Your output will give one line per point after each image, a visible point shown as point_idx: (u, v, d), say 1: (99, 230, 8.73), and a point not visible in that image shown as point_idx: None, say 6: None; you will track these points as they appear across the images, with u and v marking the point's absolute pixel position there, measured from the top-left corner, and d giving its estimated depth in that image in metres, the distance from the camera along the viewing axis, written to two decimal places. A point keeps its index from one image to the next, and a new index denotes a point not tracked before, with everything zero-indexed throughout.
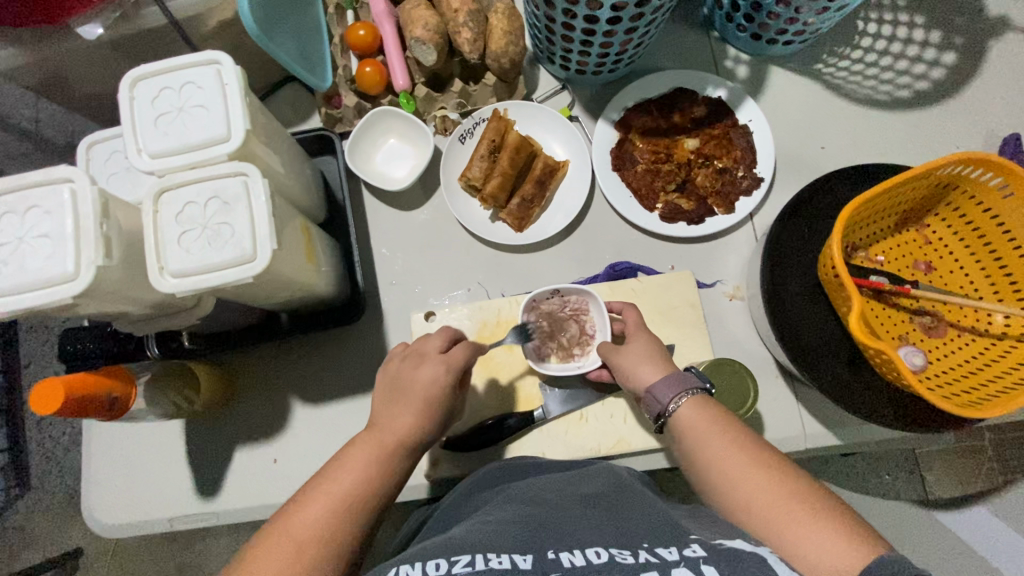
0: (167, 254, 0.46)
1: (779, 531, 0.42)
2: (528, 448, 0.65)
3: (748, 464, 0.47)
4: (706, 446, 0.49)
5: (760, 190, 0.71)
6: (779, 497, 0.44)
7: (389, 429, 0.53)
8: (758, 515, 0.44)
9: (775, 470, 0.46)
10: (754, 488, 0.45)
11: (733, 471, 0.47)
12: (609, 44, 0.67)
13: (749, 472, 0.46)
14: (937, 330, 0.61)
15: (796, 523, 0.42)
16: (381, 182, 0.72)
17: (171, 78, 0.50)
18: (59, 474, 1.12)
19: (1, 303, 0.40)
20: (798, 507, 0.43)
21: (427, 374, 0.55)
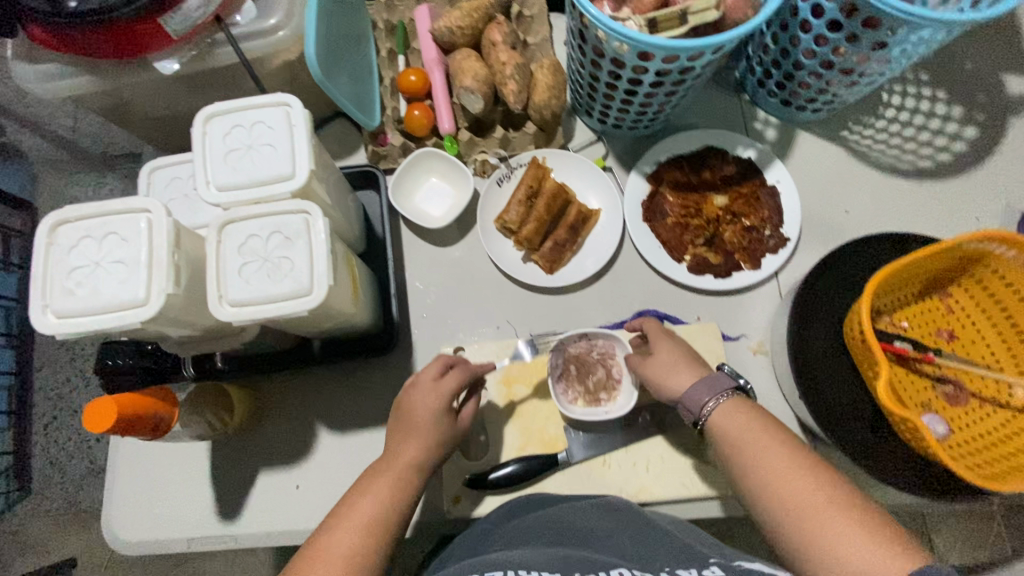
0: (228, 284, 0.48)
1: (807, 536, 0.45)
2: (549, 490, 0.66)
3: (779, 465, 0.48)
4: (737, 446, 0.51)
5: (786, 249, 0.73)
6: (807, 496, 0.46)
7: (409, 449, 0.56)
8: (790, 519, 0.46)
9: (809, 472, 0.47)
10: (785, 490, 0.47)
11: (766, 472, 0.49)
12: (648, 104, 0.70)
13: (779, 471, 0.48)
14: (960, 398, 0.62)
15: (827, 527, 0.44)
16: (420, 219, 0.75)
17: (242, 117, 0.53)
18: (59, 482, 1.09)
19: (74, 324, 0.42)
20: (825, 504, 0.45)
21: (428, 408, 0.57)
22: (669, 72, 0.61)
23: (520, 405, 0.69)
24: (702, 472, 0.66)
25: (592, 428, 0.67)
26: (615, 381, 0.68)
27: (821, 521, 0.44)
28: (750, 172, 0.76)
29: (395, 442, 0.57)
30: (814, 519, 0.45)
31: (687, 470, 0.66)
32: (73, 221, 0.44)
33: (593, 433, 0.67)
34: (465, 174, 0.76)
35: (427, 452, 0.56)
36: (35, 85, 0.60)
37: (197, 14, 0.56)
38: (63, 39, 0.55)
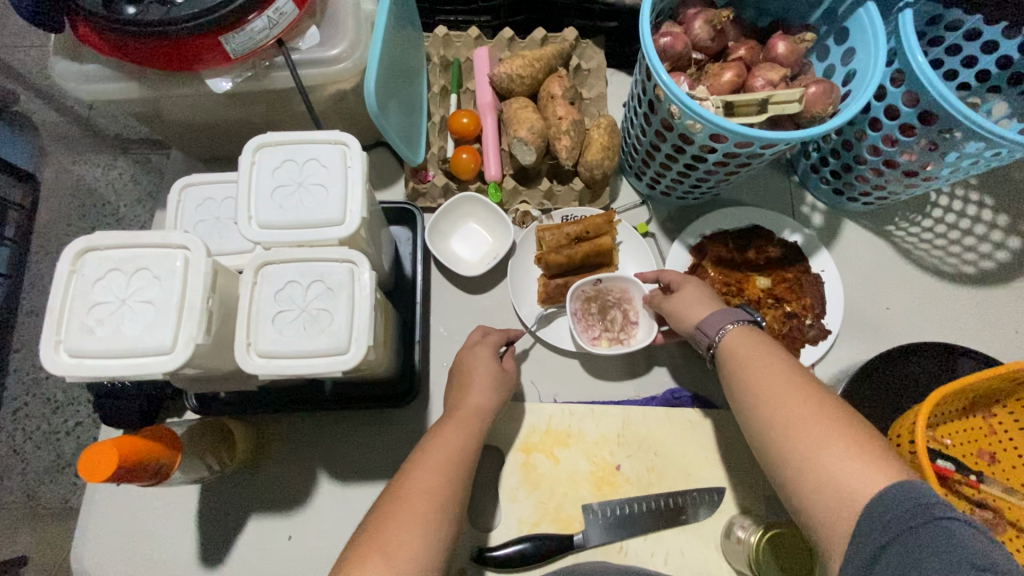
0: (258, 332, 0.44)
1: (799, 452, 0.44)
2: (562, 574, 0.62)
3: (775, 380, 0.48)
4: (744, 366, 0.50)
5: (826, 342, 0.71)
6: (796, 405, 0.46)
7: (473, 398, 0.58)
8: (782, 435, 0.45)
9: (803, 388, 0.47)
10: (781, 407, 0.46)
11: (763, 383, 0.48)
12: (702, 179, 0.68)
13: (777, 383, 0.47)
14: (997, 526, 0.59)
15: (817, 445, 0.43)
16: (450, 261, 0.72)
17: (295, 151, 0.50)
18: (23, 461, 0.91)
19: (89, 367, 0.38)
20: (812, 416, 0.44)
21: (477, 400, 0.58)
22: (736, 154, 0.59)
23: (538, 478, 0.65)
24: (723, 572, 0.62)
25: (613, 512, 0.63)
26: (630, 322, 0.70)
27: (825, 452, 0.42)
28: (794, 259, 0.74)
29: (455, 396, 0.59)
30: (809, 440, 0.43)
31: (706, 569, 0.62)
32: (102, 250, 0.41)
33: (612, 516, 0.63)
34: (510, 237, 0.73)
35: (488, 396, 0.59)
36: (74, 85, 0.57)
37: (260, 36, 0.53)
38: (115, 46, 0.52)
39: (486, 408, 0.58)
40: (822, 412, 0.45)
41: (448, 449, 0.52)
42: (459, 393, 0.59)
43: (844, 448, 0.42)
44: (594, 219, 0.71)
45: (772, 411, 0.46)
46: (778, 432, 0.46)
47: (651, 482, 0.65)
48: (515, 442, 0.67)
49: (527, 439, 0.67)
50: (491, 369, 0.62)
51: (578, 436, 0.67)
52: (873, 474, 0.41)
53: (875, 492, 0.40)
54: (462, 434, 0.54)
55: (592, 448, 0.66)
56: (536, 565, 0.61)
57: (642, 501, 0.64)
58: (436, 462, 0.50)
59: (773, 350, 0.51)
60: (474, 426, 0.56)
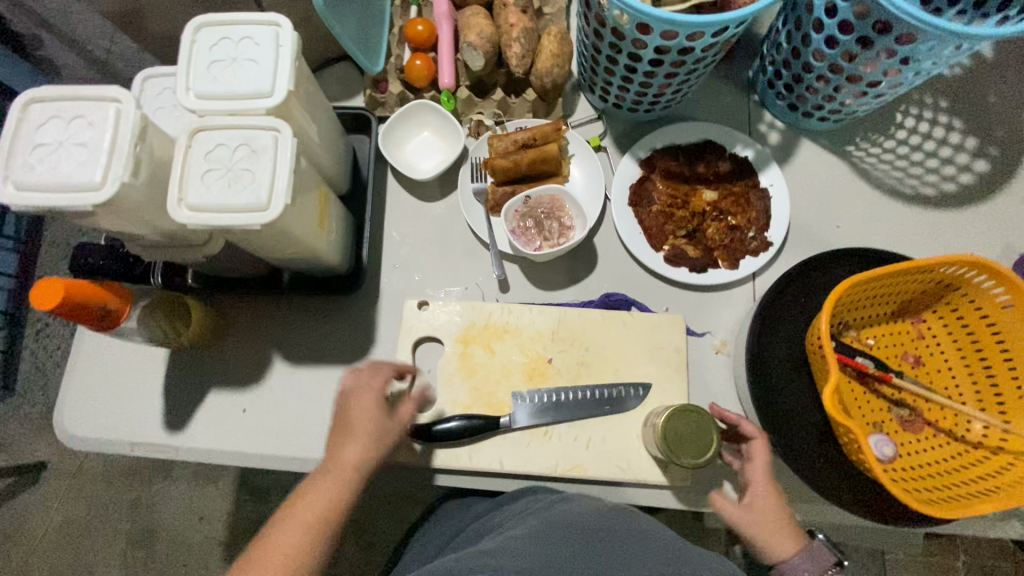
0: (188, 188, 0.49)
1: None
2: (488, 452, 0.66)
3: None
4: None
5: (767, 254, 0.72)
6: None
7: (351, 444, 0.56)
8: None
9: None
10: None
11: None
12: (647, 86, 0.69)
13: None
14: (914, 423, 0.60)
15: None
16: (404, 169, 0.75)
17: (230, 30, 0.53)
18: None
19: (30, 198, 0.43)
20: None
21: (357, 454, 0.56)
22: (669, 50, 0.60)
23: (473, 367, 0.69)
24: (641, 460, 0.65)
25: (540, 399, 0.67)
26: (567, 227, 0.72)
27: None
28: (742, 172, 0.75)
29: (333, 444, 0.57)
30: None
31: (626, 455, 0.65)
32: (47, 100, 0.45)
33: (540, 404, 0.67)
34: (463, 152, 0.76)
35: (368, 451, 0.57)
36: None
37: None
38: None
39: (367, 462, 0.56)
40: None
41: (324, 495, 0.54)
42: (336, 444, 0.57)
43: None
44: (542, 131, 0.73)
45: None
46: None
47: (581, 375, 0.68)
48: (454, 334, 0.70)
49: (466, 332, 0.70)
50: (378, 415, 0.58)
51: (514, 331, 0.70)
52: None
53: None
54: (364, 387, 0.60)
55: (528, 343, 0.70)
56: (466, 441, 0.66)
57: (569, 391, 0.67)
58: (342, 474, 0.55)
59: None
60: (346, 485, 0.55)
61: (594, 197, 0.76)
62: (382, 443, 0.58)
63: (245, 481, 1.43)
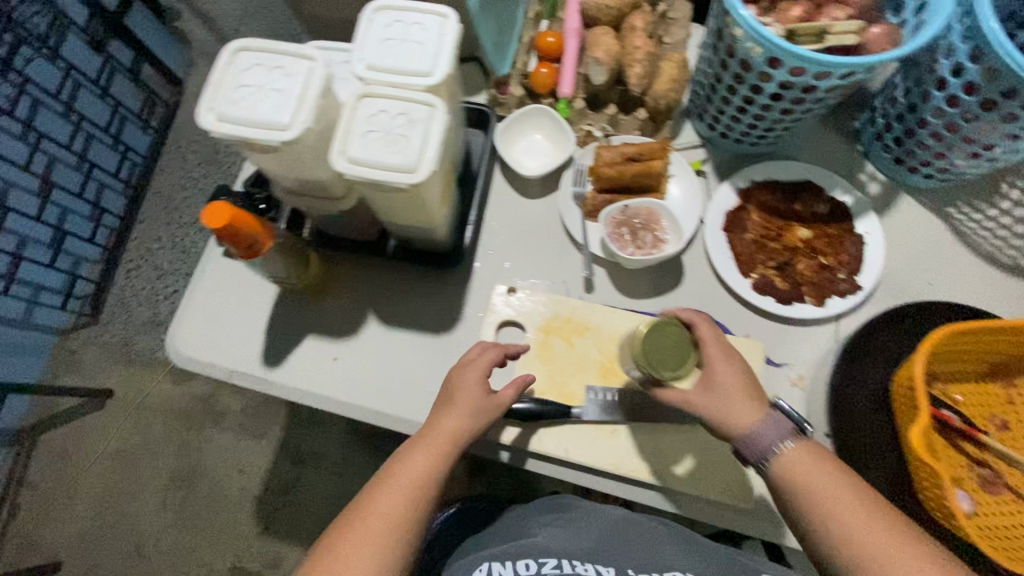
0: (350, 143, 0.55)
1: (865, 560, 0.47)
2: (555, 439, 0.68)
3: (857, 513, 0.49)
4: (812, 489, 0.52)
5: (855, 297, 0.73)
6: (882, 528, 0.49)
7: (422, 455, 0.57)
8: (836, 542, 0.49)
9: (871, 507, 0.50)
10: (855, 535, 0.49)
11: (845, 522, 0.49)
12: (760, 119, 0.72)
13: (882, 532, 0.48)
14: (995, 487, 0.59)
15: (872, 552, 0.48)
16: (513, 164, 0.81)
17: (404, 15, 0.60)
18: None
19: (229, 129, 0.50)
20: (874, 524, 0.49)
21: (451, 423, 0.59)
22: (792, 86, 0.63)
23: (550, 356, 0.72)
24: (704, 475, 0.66)
25: (610, 398, 0.69)
26: (660, 241, 0.75)
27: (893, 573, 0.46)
28: (839, 216, 0.76)
29: (370, 494, 0.55)
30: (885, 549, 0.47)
31: (688, 467, 0.66)
32: (253, 50, 0.53)
33: (610, 402, 0.69)
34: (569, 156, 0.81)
35: (465, 421, 0.59)
36: None
37: None
38: None
39: (433, 475, 0.56)
40: (884, 525, 0.49)
41: (413, 471, 0.56)
42: (438, 414, 0.60)
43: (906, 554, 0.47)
44: (648, 147, 0.77)
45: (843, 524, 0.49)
46: (850, 550, 0.48)
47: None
48: (536, 322, 0.74)
49: (547, 321, 0.74)
50: (480, 393, 0.62)
51: (593, 330, 0.73)
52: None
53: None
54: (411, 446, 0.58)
55: (606, 343, 0.72)
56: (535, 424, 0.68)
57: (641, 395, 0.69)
58: (398, 487, 0.55)
59: (840, 481, 0.51)
60: (446, 450, 0.58)
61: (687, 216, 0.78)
62: (484, 420, 0.61)
63: (288, 444, 1.49)
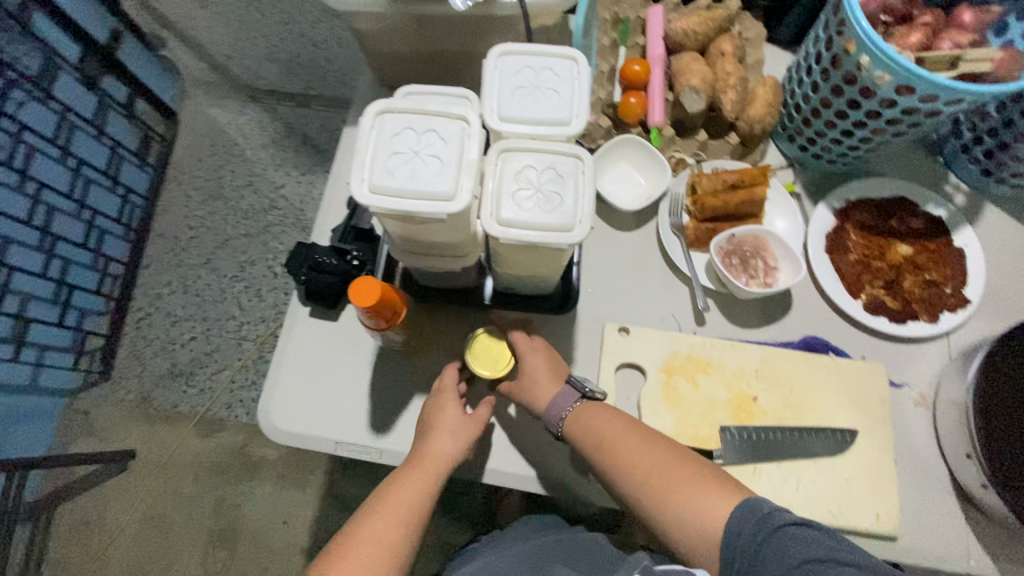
0: (502, 203, 0.51)
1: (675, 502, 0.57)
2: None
3: (654, 462, 0.60)
4: (617, 444, 0.62)
5: (966, 311, 0.73)
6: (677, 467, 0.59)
7: (405, 489, 0.62)
8: (644, 490, 0.59)
9: (659, 442, 0.62)
10: (664, 474, 0.59)
11: (637, 462, 0.60)
12: (863, 142, 0.72)
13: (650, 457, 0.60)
14: None
15: (691, 499, 0.57)
16: (608, 198, 0.78)
17: (533, 60, 0.57)
18: None
19: (388, 201, 0.46)
20: (677, 469, 0.59)
21: (441, 449, 0.64)
22: (914, 111, 0.63)
23: (677, 397, 0.70)
24: (853, 507, 0.65)
25: (746, 435, 0.68)
26: (771, 268, 0.74)
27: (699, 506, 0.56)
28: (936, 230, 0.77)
29: (359, 519, 0.61)
30: (680, 491, 0.58)
31: (835, 499, 0.66)
32: (399, 112, 0.49)
33: (746, 440, 0.67)
34: (664, 185, 0.79)
35: (453, 445, 0.64)
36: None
37: None
38: None
39: (421, 497, 0.62)
40: (678, 459, 0.60)
41: (407, 495, 0.61)
42: (428, 437, 0.65)
43: (712, 495, 0.56)
44: (747, 174, 0.76)
45: (643, 468, 0.60)
46: (643, 481, 0.60)
47: (786, 415, 0.69)
48: (655, 362, 0.72)
49: (668, 360, 0.72)
50: (473, 422, 0.66)
51: (715, 365, 0.72)
52: (716, 500, 0.56)
53: (726, 517, 0.55)
54: (397, 477, 0.63)
55: (731, 378, 0.71)
56: None
57: (776, 430, 0.68)
58: (393, 511, 0.61)
59: (618, 425, 0.63)
60: (435, 476, 0.63)
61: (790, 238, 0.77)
62: (468, 442, 0.65)
63: (332, 491, 1.41)
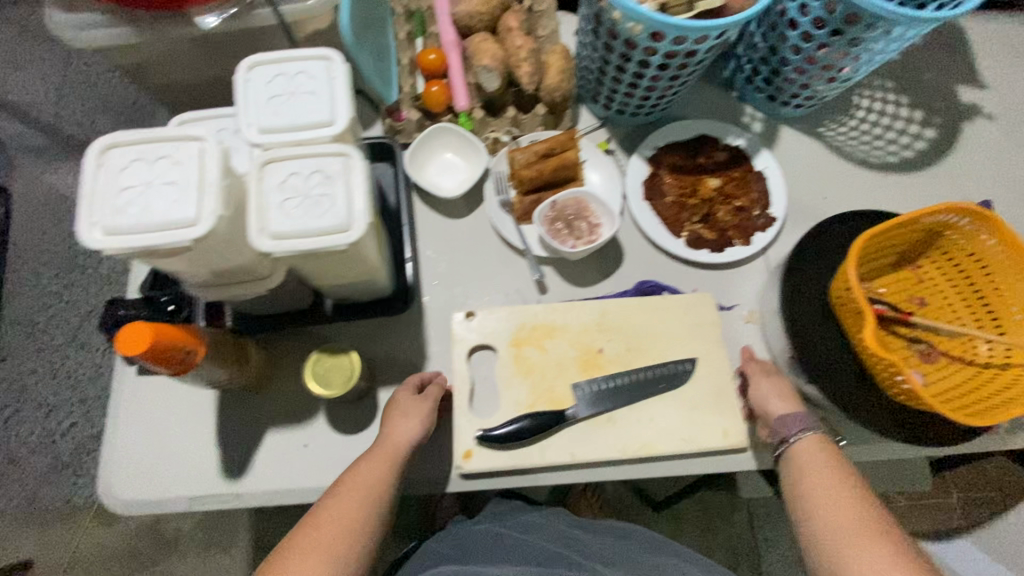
0: (269, 216, 0.50)
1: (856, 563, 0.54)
2: (559, 446, 0.68)
3: (839, 505, 0.57)
4: (815, 487, 0.59)
5: (773, 228, 0.79)
6: (864, 529, 0.55)
7: (370, 471, 0.59)
8: (838, 546, 0.55)
9: (861, 495, 0.58)
10: (858, 528, 0.55)
11: (836, 513, 0.57)
12: (652, 91, 0.76)
13: (850, 517, 0.56)
14: (931, 357, 0.69)
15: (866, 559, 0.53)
16: (431, 189, 0.78)
17: (284, 66, 0.55)
18: None
19: (123, 238, 0.43)
20: (866, 535, 0.54)
21: (402, 432, 0.62)
22: (675, 54, 0.67)
23: (528, 367, 0.71)
24: (703, 431, 0.69)
25: (598, 387, 0.70)
26: (595, 225, 0.77)
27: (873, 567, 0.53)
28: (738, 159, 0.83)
29: (324, 503, 0.58)
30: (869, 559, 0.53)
31: (688, 428, 0.69)
32: (127, 144, 0.46)
33: (599, 391, 0.70)
34: (484, 167, 0.80)
35: (414, 429, 0.63)
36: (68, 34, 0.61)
37: None
38: None
39: (385, 475, 0.60)
40: (863, 515, 0.56)
41: (369, 478, 0.59)
42: (390, 422, 0.63)
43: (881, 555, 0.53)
44: (561, 141, 0.78)
45: (840, 528, 0.56)
46: (839, 541, 0.55)
47: (633, 359, 0.72)
48: (504, 338, 0.72)
49: (515, 333, 0.73)
50: (426, 403, 0.65)
51: (560, 328, 0.73)
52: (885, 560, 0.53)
53: None
54: (357, 467, 0.60)
55: (577, 337, 0.73)
56: (535, 440, 0.68)
57: (625, 376, 0.71)
58: (352, 493, 0.58)
59: (834, 472, 0.59)
60: (399, 460, 0.61)
61: (611, 195, 0.81)
62: (428, 424, 0.64)
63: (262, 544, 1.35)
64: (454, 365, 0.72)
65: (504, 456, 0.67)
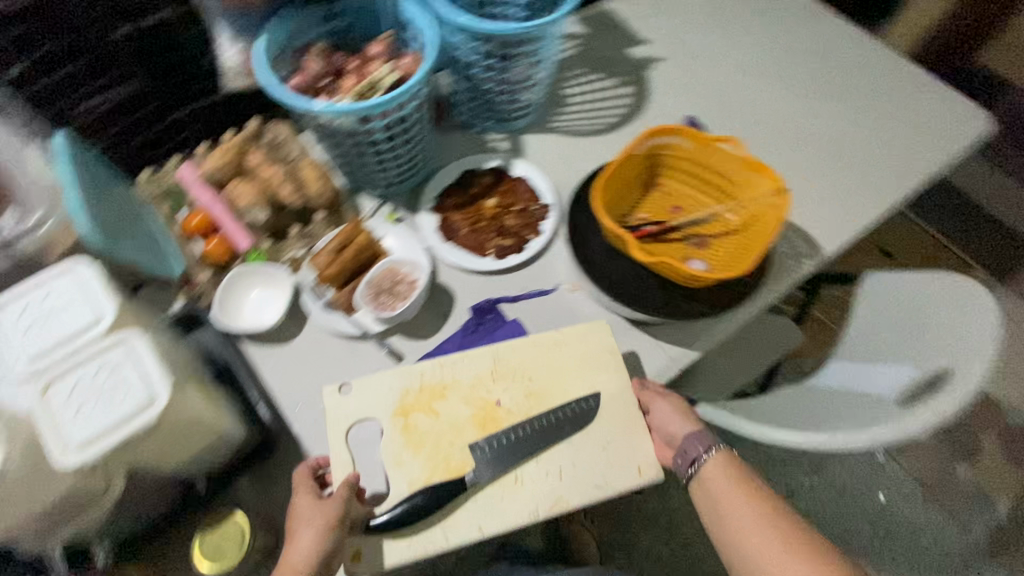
0: (66, 432, 0.50)
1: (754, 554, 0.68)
2: (463, 524, 0.71)
3: (735, 512, 0.71)
4: (722, 510, 0.72)
5: (553, 212, 0.92)
6: (777, 549, 0.67)
7: None
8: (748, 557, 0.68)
9: (761, 506, 0.71)
10: (749, 524, 0.69)
11: (739, 527, 0.70)
12: (403, 158, 0.87)
13: (768, 540, 0.68)
14: (706, 242, 0.83)
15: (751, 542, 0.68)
16: (253, 329, 0.80)
17: (31, 292, 0.56)
18: None
19: None
20: (780, 546, 0.67)
21: (303, 542, 0.64)
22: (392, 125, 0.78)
23: (420, 433, 0.74)
24: (601, 458, 0.75)
25: (497, 444, 0.74)
26: (411, 282, 0.84)
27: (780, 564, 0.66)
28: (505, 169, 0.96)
29: None
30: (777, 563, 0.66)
31: (598, 472, 0.74)
32: None
33: (499, 447, 0.74)
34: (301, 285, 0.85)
35: (313, 536, 0.64)
36: None
37: None
38: None
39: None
40: (765, 519, 0.69)
41: None
42: (292, 535, 0.66)
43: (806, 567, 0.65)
44: (353, 233, 0.85)
45: (739, 530, 0.69)
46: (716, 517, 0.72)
47: (528, 408, 0.77)
48: (389, 403, 0.75)
49: (401, 397, 0.76)
50: (325, 504, 0.67)
51: (448, 395, 0.77)
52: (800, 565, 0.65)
53: None
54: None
55: (470, 393, 0.77)
56: (438, 523, 0.70)
57: (526, 425, 0.75)
58: None
59: (737, 487, 0.72)
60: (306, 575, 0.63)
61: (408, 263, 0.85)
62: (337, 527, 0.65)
63: None
64: (334, 449, 0.73)
65: (405, 547, 0.69)
